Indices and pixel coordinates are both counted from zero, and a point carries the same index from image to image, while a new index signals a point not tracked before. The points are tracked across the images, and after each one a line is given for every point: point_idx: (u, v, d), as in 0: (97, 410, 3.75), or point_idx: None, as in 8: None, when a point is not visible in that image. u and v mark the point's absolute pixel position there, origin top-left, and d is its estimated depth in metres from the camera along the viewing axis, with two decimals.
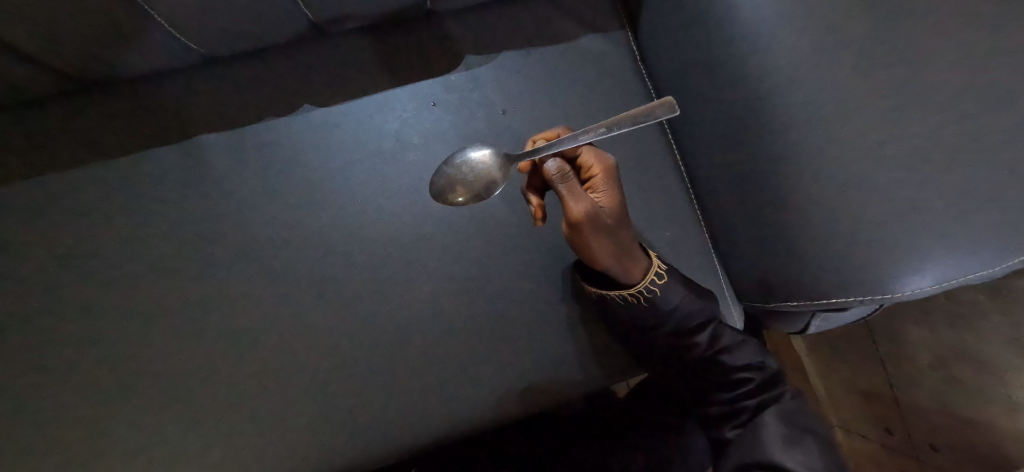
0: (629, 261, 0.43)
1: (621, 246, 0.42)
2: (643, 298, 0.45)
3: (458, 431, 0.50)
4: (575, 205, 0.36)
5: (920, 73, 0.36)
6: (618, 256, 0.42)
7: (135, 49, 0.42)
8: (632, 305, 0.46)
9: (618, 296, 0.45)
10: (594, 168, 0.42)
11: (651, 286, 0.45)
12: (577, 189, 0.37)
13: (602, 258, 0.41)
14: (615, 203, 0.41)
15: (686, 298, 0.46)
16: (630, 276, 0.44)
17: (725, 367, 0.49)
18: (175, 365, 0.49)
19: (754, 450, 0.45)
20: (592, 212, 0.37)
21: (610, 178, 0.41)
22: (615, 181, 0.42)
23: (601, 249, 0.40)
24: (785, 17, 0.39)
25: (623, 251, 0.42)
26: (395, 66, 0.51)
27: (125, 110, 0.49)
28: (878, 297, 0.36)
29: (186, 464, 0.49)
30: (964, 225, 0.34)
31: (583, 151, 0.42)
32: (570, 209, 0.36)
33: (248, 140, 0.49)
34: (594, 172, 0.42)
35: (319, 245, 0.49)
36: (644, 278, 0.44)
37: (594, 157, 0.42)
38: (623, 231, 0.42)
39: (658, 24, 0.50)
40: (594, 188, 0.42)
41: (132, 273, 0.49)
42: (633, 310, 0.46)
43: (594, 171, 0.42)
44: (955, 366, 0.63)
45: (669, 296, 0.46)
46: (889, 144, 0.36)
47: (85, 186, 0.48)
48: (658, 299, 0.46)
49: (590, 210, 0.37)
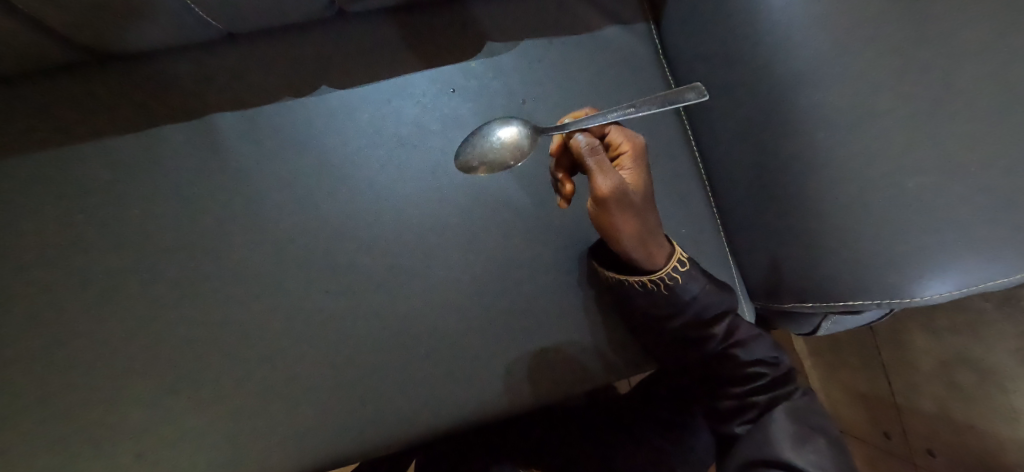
0: (653, 246, 0.43)
1: (646, 228, 0.41)
2: (664, 285, 0.45)
3: (466, 424, 0.50)
4: (603, 181, 0.35)
5: (958, 72, 0.35)
6: (640, 239, 0.41)
7: (147, 20, 0.40)
8: (652, 294, 0.45)
9: (637, 282, 0.44)
10: (624, 146, 0.41)
11: (673, 273, 0.44)
12: (606, 165, 0.36)
13: (625, 240, 0.40)
14: (640, 182, 0.40)
15: (706, 288, 0.46)
16: (653, 262, 0.43)
17: (738, 361, 0.49)
18: (183, 344, 0.48)
19: (762, 449, 0.45)
20: (620, 189, 0.36)
21: (638, 157, 0.41)
22: (643, 161, 0.41)
23: (626, 229, 0.39)
24: (815, 13, 0.38)
25: (648, 234, 0.41)
26: (414, 52, 0.50)
27: (136, 86, 0.48)
28: (896, 300, 0.36)
29: (192, 445, 0.49)
30: (990, 233, 0.33)
31: (611, 130, 0.41)
32: (598, 185, 0.36)
33: (264, 120, 0.49)
34: (623, 149, 0.41)
35: (332, 231, 0.49)
36: (667, 264, 0.44)
37: (624, 136, 0.41)
38: (649, 212, 0.41)
39: (683, 19, 0.49)
40: (621, 167, 0.41)
41: (143, 257, 0.48)
42: (652, 298, 0.45)
43: (623, 149, 0.41)
44: (958, 372, 0.63)
45: (690, 285, 0.45)
46: (917, 148, 0.35)
47: (94, 162, 0.48)
48: (678, 287, 0.45)
49: (618, 186, 0.36)
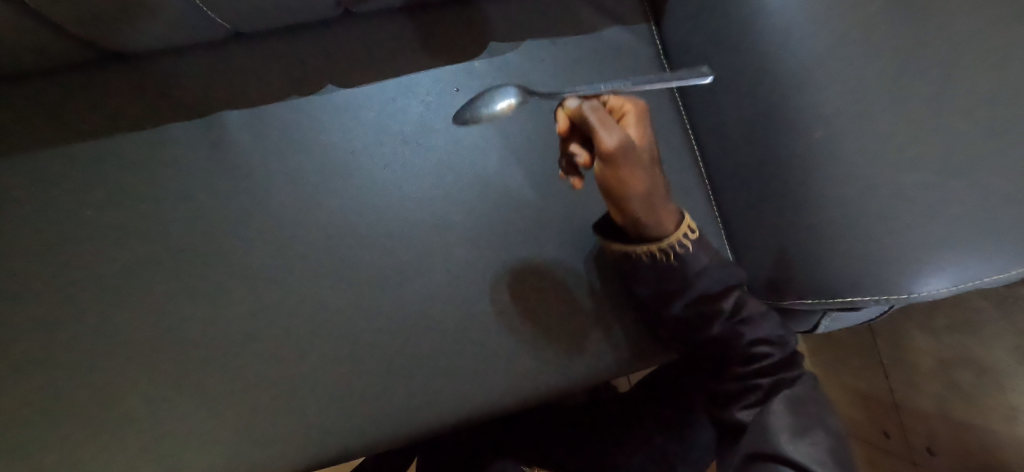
0: (662, 212, 0.41)
1: (654, 190, 0.39)
2: (671, 255, 0.44)
3: (468, 419, 0.51)
4: (607, 136, 0.32)
5: (953, 74, 0.36)
6: (649, 202, 0.39)
7: (156, 18, 0.41)
8: (659, 264, 0.44)
9: (644, 252, 0.44)
10: (626, 107, 0.38)
11: (682, 242, 0.43)
12: (608, 120, 0.33)
13: (635, 202, 0.38)
14: (645, 142, 0.38)
15: (713, 261, 0.45)
16: (662, 228, 0.42)
17: (743, 340, 0.47)
18: (187, 339, 0.49)
19: (760, 440, 0.43)
20: (627, 144, 0.33)
21: (643, 117, 0.38)
22: (647, 122, 0.38)
23: (636, 189, 0.37)
24: (813, 14, 0.39)
25: (657, 197, 0.39)
26: (418, 51, 0.51)
27: (143, 84, 0.48)
28: (894, 297, 0.36)
29: (196, 439, 0.49)
30: (985, 230, 0.34)
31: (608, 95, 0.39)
32: (602, 141, 0.33)
33: (269, 119, 0.49)
34: (625, 109, 0.38)
35: (336, 228, 0.49)
36: (676, 232, 0.43)
37: (623, 98, 0.39)
38: (656, 175, 0.39)
39: (684, 20, 0.50)
40: (625, 127, 0.38)
41: (149, 254, 0.49)
42: (659, 271, 0.45)
43: (626, 110, 0.38)
44: (956, 371, 0.67)
45: (697, 256, 0.44)
46: (913, 147, 0.36)
47: (100, 159, 0.48)
48: (688, 256, 0.44)
49: (624, 140, 0.33)
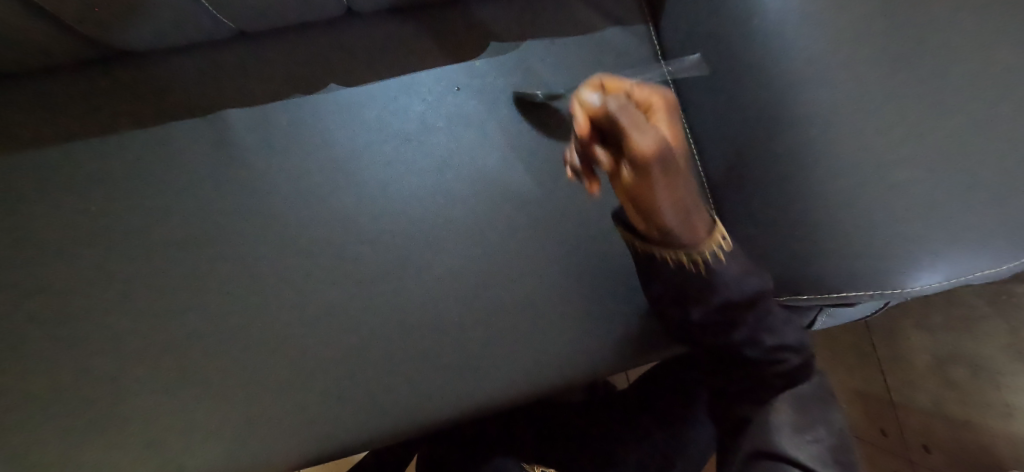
0: (694, 220, 0.37)
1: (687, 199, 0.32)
2: (700, 263, 0.41)
3: (468, 414, 0.51)
4: (640, 139, 0.23)
5: (945, 78, 0.37)
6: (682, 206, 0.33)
7: (163, 17, 0.42)
8: (685, 271, 0.42)
9: (671, 258, 0.41)
10: (652, 99, 0.30)
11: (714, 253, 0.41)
12: (639, 117, 0.23)
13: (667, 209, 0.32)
14: (679, 138, 0.30)
15: (742, 269, 0.42)
16: (695, 237, 0.39)
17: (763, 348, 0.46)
18: (190, 334, 0.49)
19: (764, 441, 0.46)
20: (666, 145, 0.23)
21: (672, 109, 0.31)
22: (676, 112, 0.31)
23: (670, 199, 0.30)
24: (806, 15, 0.40)
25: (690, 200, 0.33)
26: (420, 51, 0.52)
27: (148, 81, 0.49)
28: (889, 291, 0.36)
29: (197, 433, 0.49)
30: (976, 225, 0.35)
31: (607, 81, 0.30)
32: (636, 149, 0.23)
33: (272, 116, 0.50)
34: (652, 103, 0.30)
35: (338, 224, 0.50)
36: (708, 241, 0.40)
37: (646, 90, 0.31)
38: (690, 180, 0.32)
39: (682, 20, 0.51)
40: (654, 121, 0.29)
41: (150, 250, 0.49)
42: (684, 275, 0.43)
43: (652, 101, 0.30)
44: (951, 368, 0.66)
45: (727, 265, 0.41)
46: (907, 145, 0.37)
47: (104, 156, 0.49)
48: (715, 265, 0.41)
49: (663, 143, 0.23)
